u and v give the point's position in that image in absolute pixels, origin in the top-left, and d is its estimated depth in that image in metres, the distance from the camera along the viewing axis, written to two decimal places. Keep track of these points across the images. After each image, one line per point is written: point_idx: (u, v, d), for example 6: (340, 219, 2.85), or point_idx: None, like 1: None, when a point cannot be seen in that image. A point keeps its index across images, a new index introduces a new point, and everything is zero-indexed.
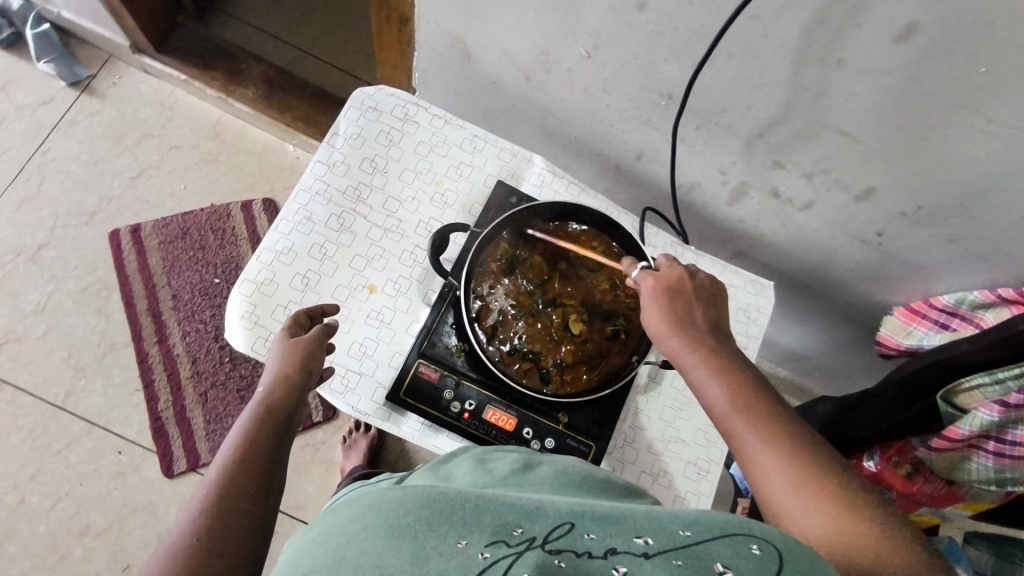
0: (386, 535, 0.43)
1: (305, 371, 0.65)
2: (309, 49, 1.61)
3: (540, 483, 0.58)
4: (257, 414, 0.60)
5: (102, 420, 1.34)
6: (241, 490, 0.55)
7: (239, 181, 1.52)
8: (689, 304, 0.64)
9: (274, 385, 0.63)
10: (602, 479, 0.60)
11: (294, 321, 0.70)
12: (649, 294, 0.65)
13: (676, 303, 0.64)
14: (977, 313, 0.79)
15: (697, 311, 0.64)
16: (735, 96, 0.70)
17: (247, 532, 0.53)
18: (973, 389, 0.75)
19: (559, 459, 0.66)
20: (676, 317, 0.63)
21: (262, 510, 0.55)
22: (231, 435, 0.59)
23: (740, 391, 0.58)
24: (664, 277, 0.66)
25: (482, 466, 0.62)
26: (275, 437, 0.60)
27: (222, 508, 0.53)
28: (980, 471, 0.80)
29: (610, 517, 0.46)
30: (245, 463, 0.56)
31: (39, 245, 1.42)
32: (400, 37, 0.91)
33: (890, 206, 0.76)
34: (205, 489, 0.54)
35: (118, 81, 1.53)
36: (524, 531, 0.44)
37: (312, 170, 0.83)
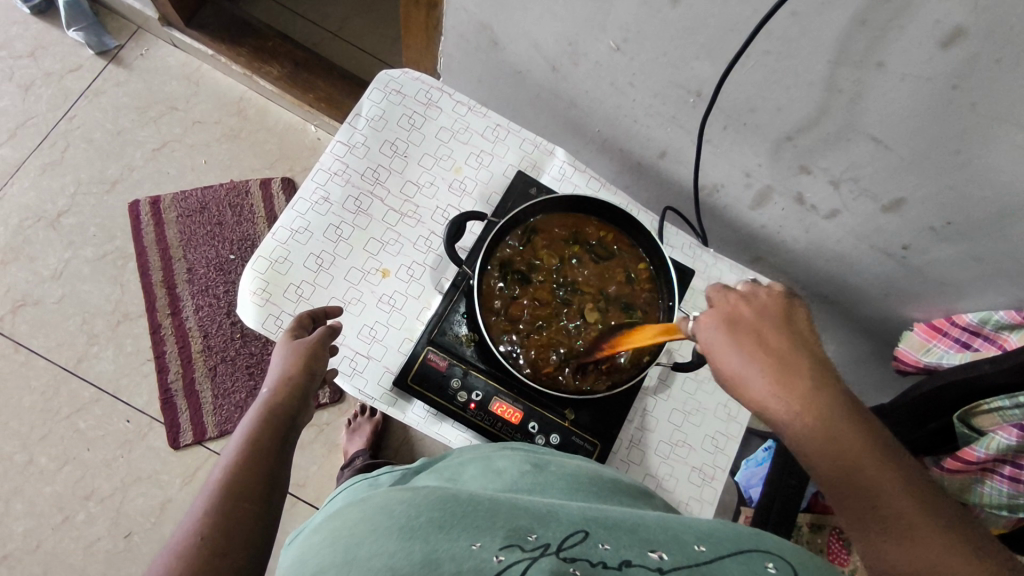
0: (398, 534, 0.43)
1: (308, 373, 0.66)
2: (337, 30, 1.61)
3: (550, 486, 0.57)
4: (262, 415, 0.60)
5: (112, 388, 1.35)
6: (246, 486, 0.54)
7: (260, 159, 1.53)
8: (763, 338, 0.52)
9: (277, 387, 0.63)
10: (616, 482, 0.61)
11: (295, 324, 0.70)
12: (710, 332, 0.53)
13: (748, 340, 0.52)
14: (1000, 334, 0.79)
15: (769, 339, 0.52)
16: (766, 97, 0.69)
17: (251, 531, 0.53)
18: (992, 412, 0.75)
19: (564, 459, 0.66)
20: (747, 355, 0.51)
21: (267, 507, 0.55)
22: (234, 437, 0.59)
23: (836, 452, 0.48)
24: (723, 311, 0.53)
25: (491, 467, 0.62)
26: (280, 436, 0.60)
27: (225, 506, 0.53)
28: (992, 496, 0.78)
29: (624, 526, 0.46)
30: (249, 462, 0.56)
31: (60, 212, 1.44)
32: (427, 21, 0.90)
33: (918, 219, 0.74)
34: (207, 489, 0.54)
35: (146, 52, 1.54)
36: (539, 536, 0.44)
37: (332, 149, 0.82)
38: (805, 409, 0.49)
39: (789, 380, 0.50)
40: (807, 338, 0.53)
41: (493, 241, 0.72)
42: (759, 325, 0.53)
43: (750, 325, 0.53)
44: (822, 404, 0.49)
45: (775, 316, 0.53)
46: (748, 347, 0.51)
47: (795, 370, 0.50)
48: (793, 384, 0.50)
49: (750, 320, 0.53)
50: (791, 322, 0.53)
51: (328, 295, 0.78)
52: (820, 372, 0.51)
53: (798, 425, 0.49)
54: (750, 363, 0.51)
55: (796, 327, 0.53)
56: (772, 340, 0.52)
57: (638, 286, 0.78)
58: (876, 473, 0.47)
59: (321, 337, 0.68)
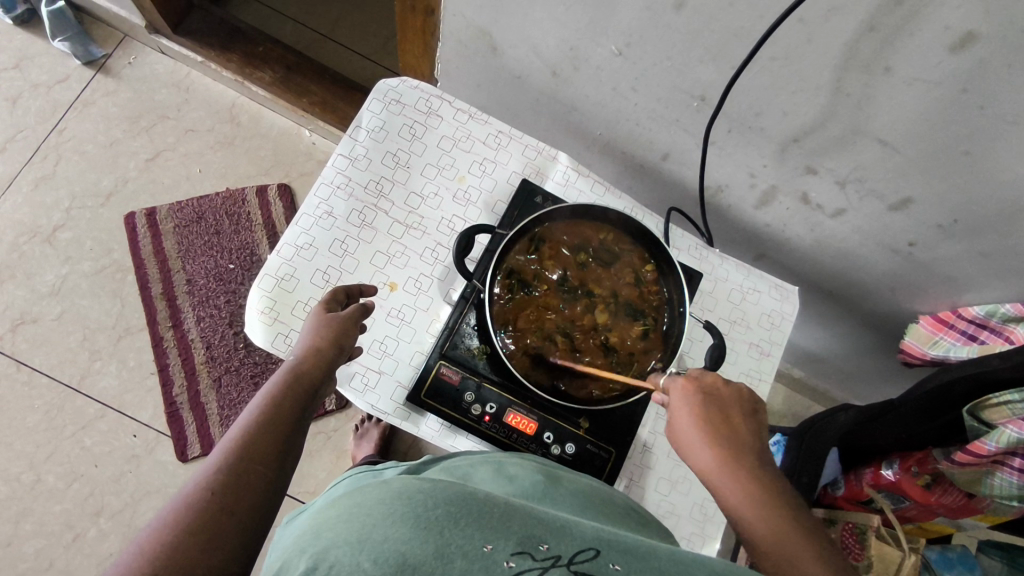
0: (413, 525, 0.43)
1: (337, 347, 0.66)
2: (328, 32, 1.59)
3: (563, 501, 0.58)
4: (285, 380, 0.61)
5: (116, 403, 1.35)
6: (261, 450, 0.55)
7: (254, 166, 1.51)
8: (725, 414, 0.61)
9: (304, 355, 0.64)
10: (620, 505, 0.62)
11: (331, 295, 0.70)
12: (680, 399, 0.62)
13: (711, 412, 0.61)
14: (1007, 326, 0.79)
15: (729, 419, 0.61)
16: (772, 101, 0.68)
17: (260, 494, 0.53)
18: (1001, 405, 0.73)
19: (575, 476, 0.66)
20: (708, 425, 0.60)
21: (276, 477, 0.55)
22: (254, 400, 0.60)
23: (770, 518, 0.55)
24: (696, 385, 0.62)
25: (501, 473, 0.62)
26: (299, 407, 0.61)
27: (238, 463, 0.53)
28: (1003, 487, 0.79)
29: (635, 549, 0.46)
30: (267, 427, 0.57)
31: (55, 227, 1.42)
32: (424, 27, 0.89)
33: (924, 217, 0.74)
34: (224, 445, 0.55)
35: (134, 61, 1.51)
36: (550, 547, 0.44)
37: (333, 163, 0.81)
38: (747, 474, 0.57)
39: (735, 455, 0.59)
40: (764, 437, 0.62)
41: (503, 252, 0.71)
42: (725, 406, 0.61)
43: (716, 401, 0.62)
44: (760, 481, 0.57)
45: (737, 402, 0.62)
46: (709, 414, 0.61)
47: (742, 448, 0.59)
48: (738, 457, 0.58)
49: (717, 401, 0.62)
50: (752, 413, 0.62)
51: None
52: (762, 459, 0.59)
53: (738, 491, 0.57)
54: (706, 430, 0.60)
55: (759, 423, 0.63)
56: (731, 419, 0.61)
57: (646, 290, 0.77)
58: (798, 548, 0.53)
59: (354, 313, 0.69)
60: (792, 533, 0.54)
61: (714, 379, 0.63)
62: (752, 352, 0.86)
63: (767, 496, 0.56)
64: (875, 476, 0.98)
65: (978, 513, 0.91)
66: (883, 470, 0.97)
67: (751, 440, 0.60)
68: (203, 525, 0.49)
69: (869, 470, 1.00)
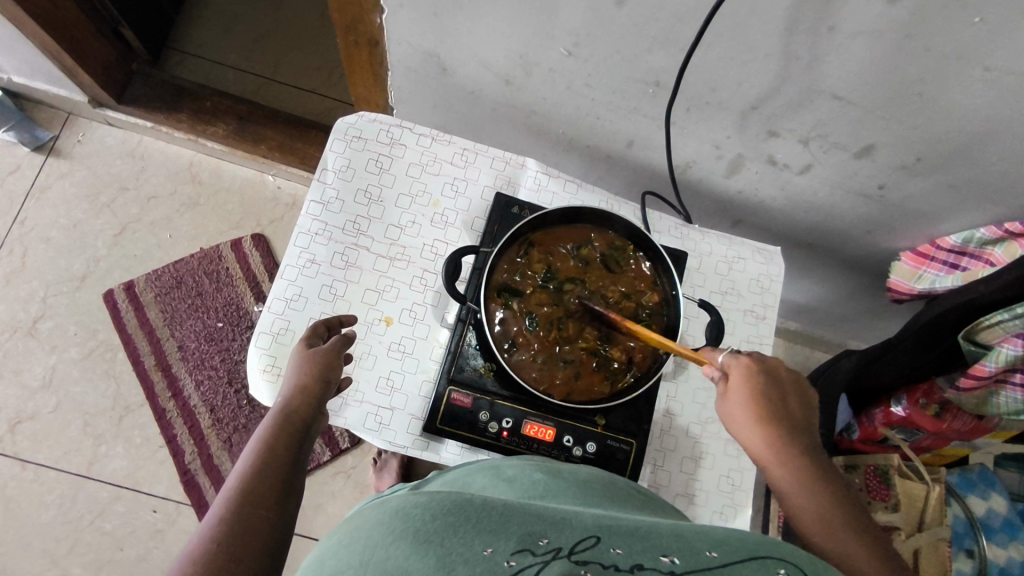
0: (414, 538, 0.42)
1: (323, 380, 0.66)
2: (272, 74, 1.57)
3: (563, 492, 0.57)
4: (275, 423, 0.62)
5: (130, 482, 1.33)
6: (260, 494, 0.55)
7: (223, 222, 1.50)
8: (777, 392, 0.64)
9: (292, 394, 0.64)
10: (623, 488, 0.62)
11: (312, 332, 0.71)
12: (736, 378, 0.64)
13: (772, 393, 0.63)
14: (986, 250, 0.81)
15: (780, 400, 0.63)
16: (725, 75, 0.70)
17: (265, 538, 0.53)
18: (993, 326, 0.75)
19: (578, 469, 0.66)
20: (760, 406, 0.62)
21: (279, 519, 0.55)
22: (247, 449, 0.60)
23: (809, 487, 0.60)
24: (749, 368, 0.64)
25: (501, 477, 0.62)
26: (294, 441, 0.61)
27: (241, 510, 0.54)
28: (1009, 404, 0.81)
29: (637, 528, 0.46)
30: (265, 469, 0.58)
31: (34, 319, 1.40)
32: (370, 59, 0.89)
33: (889, 159, 0.76)
34: (223, 495, 0.55)
35: (83, 138, 1.49)
36: (551, 540, 0.43)
37: (307, 210, 0.82)
38: (791, 451, 0.61)
39: (789, 434, 0.62)
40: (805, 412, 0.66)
41: (493, 262, 0.72)
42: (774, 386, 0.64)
43: (774, 382, 0.64)
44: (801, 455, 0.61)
45: (790, 384, 0.65)
46: (762, 394, 0.63)
47: (787, 427, 0.62)
48: (786, 438, 0.62)
49: (767, 382, 0.64)
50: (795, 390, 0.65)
51: None
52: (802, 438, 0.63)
53: (781, 465, 0.61)
54: (756, 410, 0.62)
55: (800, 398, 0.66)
56: (785, 400, 0.64)
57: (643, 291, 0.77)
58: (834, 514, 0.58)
59: (337, 346, 0.69)
60: (828, 502, 0.59)
61: (767, 359, 0.65)
62: (748, 318, 0.87)
63: (817, 473, 0.61)
64: (886, 414, 1.00)
65: (989, 431, 0.93)
66: (893, 408, 0.99)
67: (800, 420, 0.64)
68: None
69: (879, 409, 1.02)
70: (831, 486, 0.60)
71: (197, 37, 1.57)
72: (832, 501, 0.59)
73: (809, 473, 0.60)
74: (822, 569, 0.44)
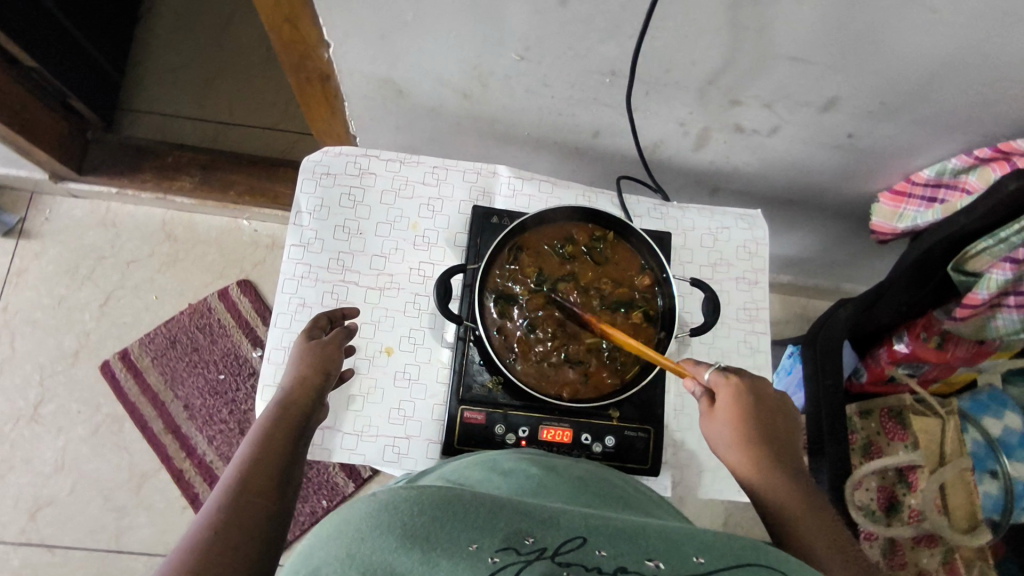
0: (400, 533, 0.38)
1: (323, 373, 0.68)
2: (228, 118, 1.56)
3: (556, 487, 0.55)
4: (275, 411, 0.64)
5: (160, 548, 1.33)
6: (258, 483, 0.56)
7: (206, 274, 1.49)
8: (757, 407, 0.65)
9: (293, 385, 0.66)
10: (612, 485, 0.59)
11: (313, 324, 0.72)
12: (717, 393, 0.66)
13: (755, 411, 0.65)
14: (960, 178, 0.82)
15: (760, 415, 0.65)
16: (678, 54, 0.70)
17: (263, 524, 0.54)
18: (980, 254, 0.77)
19: (569, 462, 0.63)
20: (736, 418, 0.64)
21: (280, 506, 0.56)
22: (249, 435, 0.62)
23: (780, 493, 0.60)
24: (731, 385, 0.66)
25: (496, 470, 0.59)
26: (295, 429, 0.63)
27: (238, 497, 0.55)
28: (1008, 324, 0.83)
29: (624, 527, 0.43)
30: (265, 457, 0.59)
31: (34, 404, 1.38)
32: (325, 94, 0.89)
33: (852, 109, 0.77)
34: (225, 480, 0.56)
35: (50, 215, 1.48)
36: (539, 539, 0.40)
37: (289, 256, 0.81)
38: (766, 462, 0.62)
39: (771, 453, 0.63)
40: (790, 436, 0.66)
41: (485, 271, 0.72)
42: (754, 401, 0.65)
43: (759, 401, 0.66)
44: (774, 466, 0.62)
45: (777, 406, 0.67)
46: (741, 407, 0.65)
47: (764, 441, 0.64)
48: (761, 449, 0.63)
49: (748, 397, 0.65)
50: (777, 411, 0.66)
51: (344, 396, 0.78)
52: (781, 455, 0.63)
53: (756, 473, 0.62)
54: (733, 423, 0.64)
55: (785, 421, 0.66)
56: (769, 420, 0.65)
57: (635, 278, 0.77)
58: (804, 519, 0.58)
59: (337, 337, 0.71)
60: (798, 507, 0.59)
61: (751, 379, 0.67)
62: (740, 286, 0.88)
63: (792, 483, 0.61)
64: (890, 353, 1.01)
65: (993, 353, 0.94)
66: (896, 345, 0.99)
67: (782, 438, 0.65)
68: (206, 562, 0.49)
69: (883, 349, 1.02)
70: (812, 502, 0.59)
71: (147, 93, 1.55)
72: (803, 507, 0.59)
73: (786, 488, 0.61)
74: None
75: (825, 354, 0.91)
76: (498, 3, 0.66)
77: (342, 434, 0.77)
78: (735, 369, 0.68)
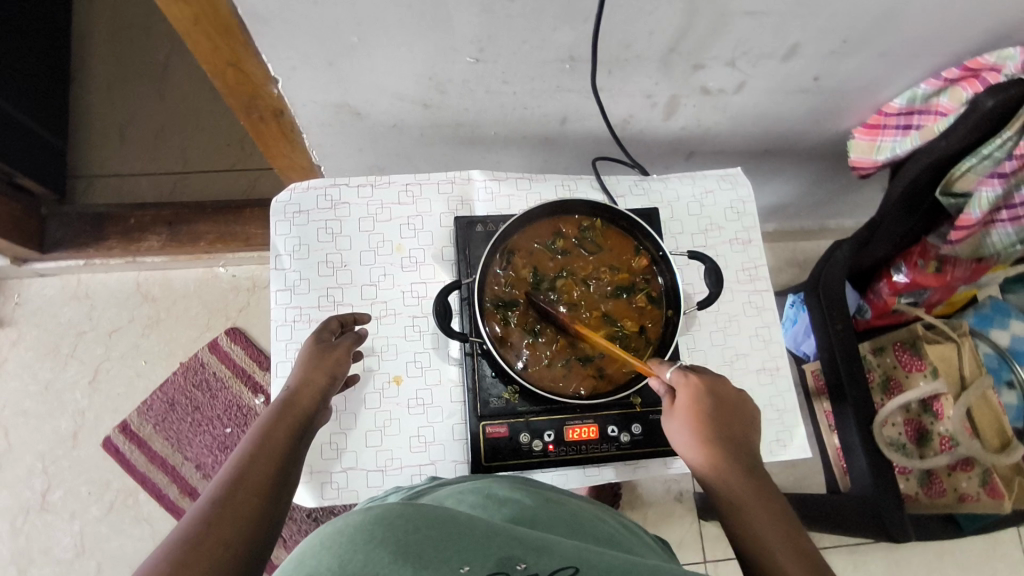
0: (393, 551, 0.38)
1: (329, 377, 0.68)
2: (183, 167, 1.51)
3: (550, 523, 0.53)
4: (279, 409, 0.64)
5: None
6: (256, 479, 0.55)
7: (192, 328, 1.45)
8: (717, 407, 0.64)
9: (298, 386, 0.66)
10: (608, 526, 0.58)
11: (323, 328, 0.73)
12: (679, 398, 0.64)
13: (716, 413, 0.63)
14: (932, 102, 0.81)
15: (720, 415, 0.63)
16: (635, 29, 0.68)
17: (254, 518, 0.52)
18: (966, 174, 0.76)
19: (563, 498, 0.63)
20: (697, 421, 0.63)
21: (273, 510, 0.54)
22: (252, 429, 0.61)
23: (740, 497, 0.60)
24: (692, 387, 0.64)
25: (490, 495, 0.58)
26: (295, 435, 0.62)
27: (234, 489, 0.53)
28: (1003, 238, 0.84)
29: (618, 567, 0.42)
30: (268, 454, 0.58)
31: (42, 494, 1.35)
32: (281, 129, 0.86)
33: (816, 52, 0.76)
34: (225, 469, 0.56)
35: (20, 299, 1.43)
36: (529, 566, 0.39)
37: (277, 301, 0.79)
38: (725, 463, 0.61)
39: (731, 452, 0.62)
40: (749, 432, 0.65)
41: (481, 281, 0.70)
42: (714, 401, 0.64)
43: (720, 403, 0.64)
44: (732, 471, 0.61)
45: (737, 406, 0.65)
46: (700, 409, 0.63)
47: (722, 441, 0.62)
48: (721, 451, 0.62)
49: (707, 398, 0.64)
50: (737, 409, 0.65)
51: (361, 433, 0.76)
52: (739, 455, 0.62)
53: (713, 477, 0.61)
54: (693, 426, 0.63)
55: (744, 416, 0.65)
56: (730, 422, 0.64)
57: (632, 261, 0.75)
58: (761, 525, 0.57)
59: (347, 343, 0.72)
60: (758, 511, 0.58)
61: (711, 378, 0.65)
62: (735, 248, 0.86)
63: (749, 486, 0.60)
64: (891, 285, 1.01)
65: (989, 268, 0.95)
66: (895, 277, 1.00)
67: (740, 436, 0.64)
68: (193, 544, 0.47)
69: (882, 283, 1.03)
70: (768, 503, 0.59)
71: (95, 156, 1.50)
72: (762, 509, 0.59)
73: (745, 490, 0.60)
74: None
75: (830, 300, 0.91)
76: (444, 8, 0.63)
77: (366, 473, 0.75)
78: (695, 369, 0.66)
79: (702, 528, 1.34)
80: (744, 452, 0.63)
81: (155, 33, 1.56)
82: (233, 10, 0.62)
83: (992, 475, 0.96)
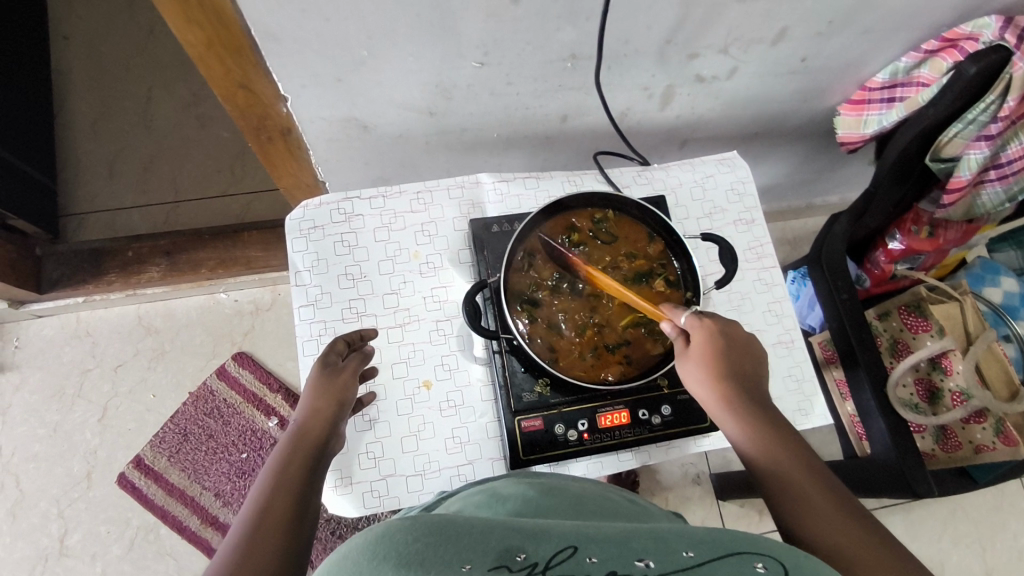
0: (397, 562, 0.36)
1: (338, 401, 0.68)
2: (175, 196, 1.51)
3: (555, 509, 0.55)
4: (292, 440, 0.63)
5: None
6: (278, 514, 0.55)
7: (199, 357, 1.44)
8: (728, 345, 0.64)
9: (308, 414, 0.66)
10: (613, 500, 0.61)
11: (330, 350, 0.72)
12: (692, 340, 0.64)
13: (728, 353, 0.64)
14: (913, 74, 0.85)
15: (730, 353, 0.64)
16: (634, 24, 0.71)
17: (282, 560, 0.51)
18: (953, 139, 0.80)
19: (583, 484, 0.65)
20: (709, 361, 0.63)
21: (298, 542, 0.54)
22: (270, 461, 0.61)
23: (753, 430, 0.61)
24: (705, 329, 0.64)
25: (493, 497, 0.59)
26: (312, 462, 0.62)
27: (256, 534, 0.52)
28: (992, 198, 0.89)
29: (615, 537, 0.43)
30: (288, 490, 0.58)
31: (60, 538, 1.33)
32: (287, 148, 0.87)
33: (803, 34, 0.79)
34: (245, 510, 0.55)
35: (18, 343, 1.42)
36: (529, 555, 0.39)
37: (301, 317, 0.80)
38: (735, 399, 0.62)
39: (739, 387, 0.63)
40: (757, 368, 0.66)
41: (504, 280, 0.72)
42: (726, 341, 0.64)
43: (734, 342, 0.64)
44: (744, 406, 0.62)
45: (749, 344, 0.66)
46: (712, 349, 0.63)
47: (732, 377, 0.63)
48: (732, 389, 0.63)
49: (720, 338, 0.64)
50: (747, 348, 0.65)
51: (396, 440, 0.78)
52: (748, 390, 0.63)
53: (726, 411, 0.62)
54: (706, 366, 0.63)
55: (752, 354, 0.66)
56: (743, 365, 0.64)
57: (647, 248, 0.78)
58: (779, 454, 0.59)
59: (353, 363, 0.71)
60: (774, 443, 0.60)
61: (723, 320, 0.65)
62: (740, 228, 0.89)
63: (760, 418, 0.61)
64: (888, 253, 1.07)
65: (979, 228, 1.00)
66: (892, 245, 1.05)
67: (749, 371, 0.64)
68: None
69: (880, 252, 1.09)
70: (779, 435, 0.60)
71: (84, 193, 1.49)
72: (775, 440, 0.60)
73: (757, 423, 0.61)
74: (799, 554, 0.41)
75: (833, 271, 0.94)
76: (451, 16, 0.65)
77: (406, 478, 0.76)
78: (710, 313, 0.66)
79: (723, 507, 1.37)
80: (753, 389, 0.64)
81: (135, 65, 1.55)
82: (245, 26, 0.63)
83: (1005, 424, 0.99)
